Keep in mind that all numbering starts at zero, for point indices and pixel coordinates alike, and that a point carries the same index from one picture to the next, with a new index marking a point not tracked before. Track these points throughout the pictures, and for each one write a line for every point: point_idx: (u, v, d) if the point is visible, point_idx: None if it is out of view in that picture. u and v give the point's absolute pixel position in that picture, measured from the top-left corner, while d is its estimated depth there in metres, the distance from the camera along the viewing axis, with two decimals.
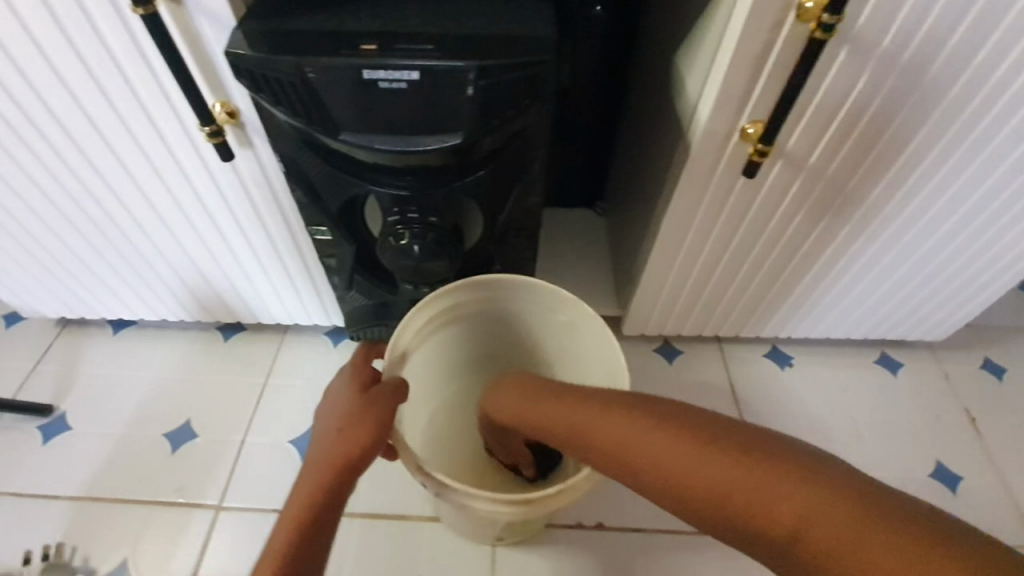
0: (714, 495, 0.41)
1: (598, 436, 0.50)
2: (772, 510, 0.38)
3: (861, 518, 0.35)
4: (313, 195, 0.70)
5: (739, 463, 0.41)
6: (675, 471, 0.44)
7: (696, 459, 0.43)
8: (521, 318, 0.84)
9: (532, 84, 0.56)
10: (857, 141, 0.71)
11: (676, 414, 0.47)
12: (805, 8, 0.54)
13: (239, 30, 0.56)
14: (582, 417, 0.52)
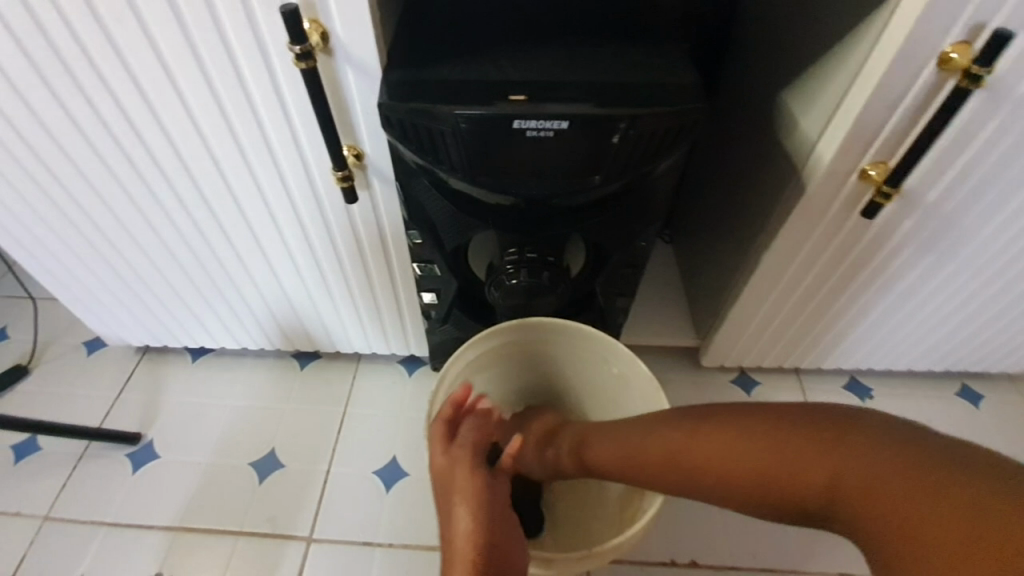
0: (797, 481, 0.45)
1: (702, 451, 0.51)
2: (839, 481, 0.42)
3: (909, 464, 0.40)
4: (431, 234, 0.71)
5: (808, 448, 0.45)
6: (796, 473, 0.45)
7: (816, 455, 0.44)
8: (571, 363, 0.83)
9: (675, 130, 0.57)
10: (976, 180, 0.69)
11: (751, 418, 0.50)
12: (951, 59, 0.56)
13: (385, 79, 0.58)
14: (678, 442, 0.53)
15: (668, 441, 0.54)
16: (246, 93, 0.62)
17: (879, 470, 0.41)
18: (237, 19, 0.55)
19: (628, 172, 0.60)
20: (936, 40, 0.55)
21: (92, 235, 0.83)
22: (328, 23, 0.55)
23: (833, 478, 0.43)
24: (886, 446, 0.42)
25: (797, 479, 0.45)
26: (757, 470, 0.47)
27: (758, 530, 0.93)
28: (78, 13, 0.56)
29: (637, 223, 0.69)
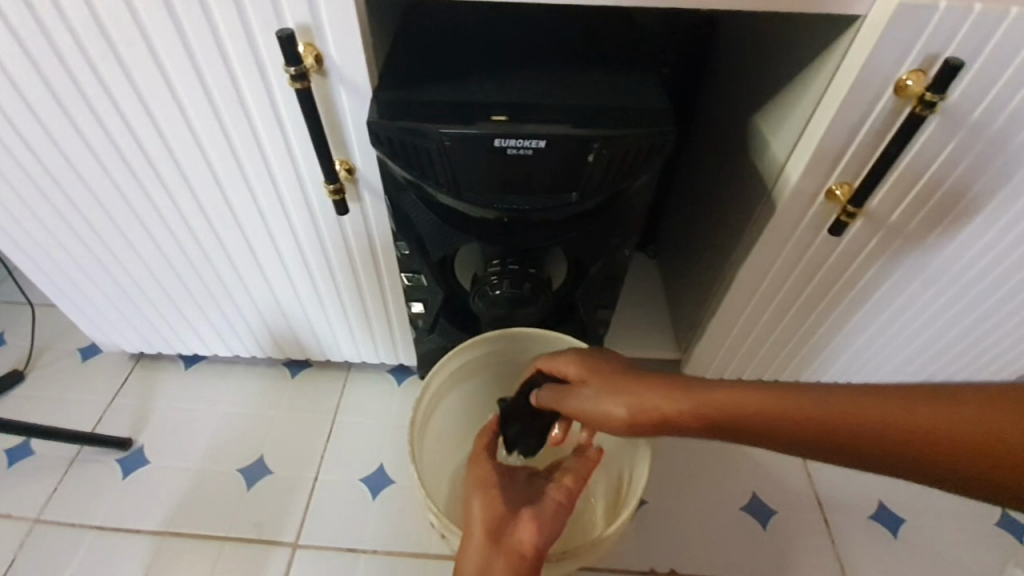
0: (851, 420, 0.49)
1: (748, 402, 0.51)
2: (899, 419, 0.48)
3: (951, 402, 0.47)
4: (418, 245, 0.74)
5: (859, 394, 0.50)
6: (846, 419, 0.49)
7: (869, 401, 0.49)
8: None
9: (648, 150, 0.61)
10: (938, 202, 0.73)
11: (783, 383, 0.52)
12: (907, 86, 0.60)
13: (375, 99, 0.61)
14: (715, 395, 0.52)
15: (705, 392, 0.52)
16: (245, 110, 0.66)
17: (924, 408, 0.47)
18: (237, 40, 0.59)
19: (604, 188, 0.64)
20: (891, 71, 0.59)
21: (93, 243, 0.85)
22: (323, 46, 0.59)
23: (885, 421, 0.48)
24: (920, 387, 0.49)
25: (845, 425, 0.49)
26: (804, 419, 0.49)
27: (736, 540, 0.95)
28: (88, 33, 0.59)
29: (615, 238, 0.73)
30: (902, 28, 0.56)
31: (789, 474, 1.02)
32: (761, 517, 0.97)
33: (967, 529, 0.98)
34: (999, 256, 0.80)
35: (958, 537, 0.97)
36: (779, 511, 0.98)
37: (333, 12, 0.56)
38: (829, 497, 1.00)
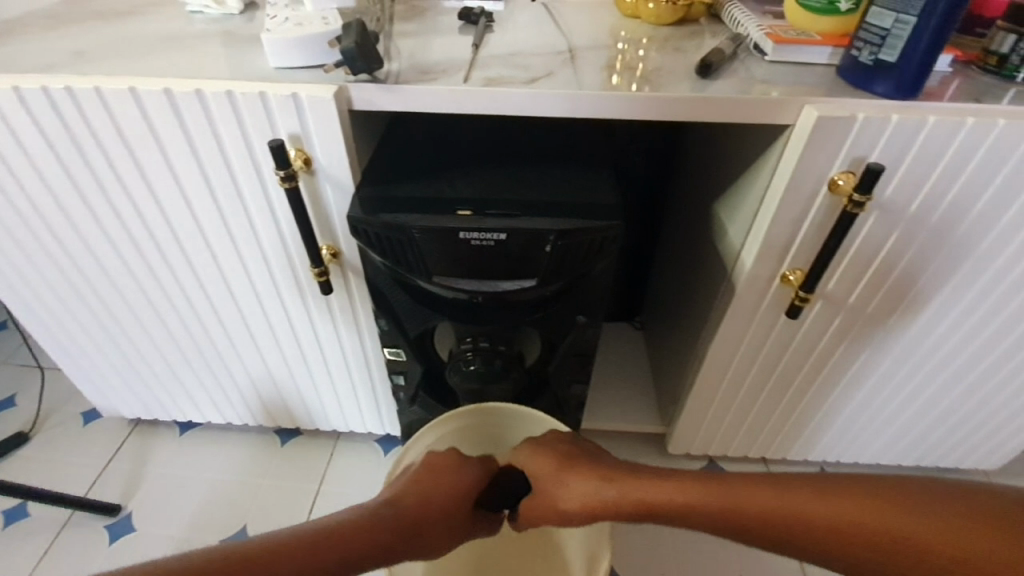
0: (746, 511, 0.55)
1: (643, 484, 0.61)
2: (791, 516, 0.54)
3: (890, 503, 0.51)
4: (396, 321, 0.79)
5: (772, 493, 0.55)
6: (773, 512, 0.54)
7: (776, 499, 0.55)
8: None
9: (601, 242, 0.66)
10: (893, 286, 0.76)
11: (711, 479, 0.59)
12: (838, 184, 0.65)
13: (356, 194, 0.69)
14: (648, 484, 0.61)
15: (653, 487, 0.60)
16: (243, 201, 0.73)
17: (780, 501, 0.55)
18: (237, 146, 0.67)
19: (564, 273, 0.68)
20: (824, 171, 0.65)
21: (100, 312, 0.91)
22: (311, 151, 0.67)
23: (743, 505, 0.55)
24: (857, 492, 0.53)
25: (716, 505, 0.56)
26: (719, 503, 0.56)
27: None
28: (109, 139, 0.68)
29: (581, 319, 0.77)
30: (826, 137, 0.62)
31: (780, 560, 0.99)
32: None
33: None
34: (968, 336, 0.82)
35: None
36: None
37: (320, 124, 0.64)
38: None
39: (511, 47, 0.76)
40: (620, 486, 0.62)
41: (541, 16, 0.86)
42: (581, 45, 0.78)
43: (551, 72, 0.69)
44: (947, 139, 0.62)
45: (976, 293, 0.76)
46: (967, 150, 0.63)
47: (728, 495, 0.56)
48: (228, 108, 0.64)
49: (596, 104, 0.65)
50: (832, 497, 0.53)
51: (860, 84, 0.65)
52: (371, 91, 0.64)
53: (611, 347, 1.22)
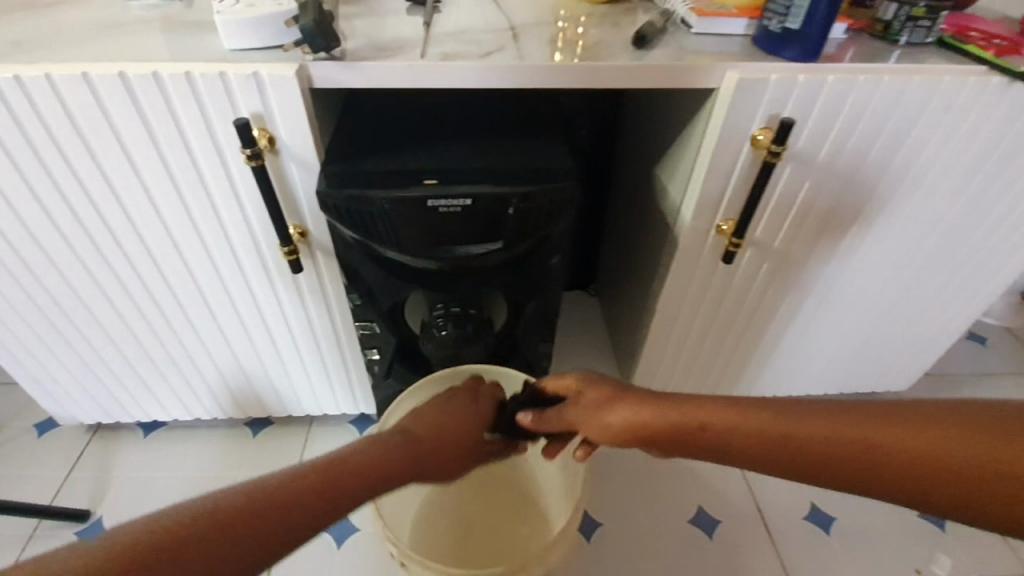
0: (747, 427, 0.49)
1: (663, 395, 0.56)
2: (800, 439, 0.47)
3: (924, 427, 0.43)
4: (368, 295, 0.82)
5: (799, 411, 0.48)
6: (784, 429, 0.47)
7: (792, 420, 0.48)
8: None
9: (558, 203, 0.72)
10: (808, 229, 0.87)
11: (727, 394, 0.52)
12: (758, 140, 0.73)
13: (323, 171, 0.71)
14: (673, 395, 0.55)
15: (655, 392, 0.57)
16: (206, 186, 0.74)
17: (803, 419, 0.47)
18: (198, 129, 0.68)
19: (527, 235, 0.74)
20: (746, 127, 0.73)
21: (52, 312, 0.88)
22: (274, 130, 0.69)
23: (746, 423, 0.49)
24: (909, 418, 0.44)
25: (711, 416, 0.51)
26: (725, 413, 0.51)
27: (686, 549, 1.01)
28: (61, 128, 0.67)
29: (543, 279, 0.83)
30: (746, 96, 0.70)
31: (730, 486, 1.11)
32: (708, 527, 1.04)
33: (894, 517, 1.08)
34: (871, 272, 0.95)
35: (882, 526, 1.07)
36: (724, 520, 1.06)
37: (282, 102, 0.66)
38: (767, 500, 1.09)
39: (459, 26, 0.80)
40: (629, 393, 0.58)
41: None
42: (525, 23, 0.83)
43: (501, 47, 0.74)
44: (844, 94, 0.71)
45: (874, 234, 0.89)
46: (861, 103, 0.73)
47: (740, 409, 0.50)
48: (189, 90, 0.65)
49: (544, 74, 0.71)
50: (870, 419, 0.45)
51: (772, 50, 0.74)
52: (332, 68, 0.67)
53: (569, 312, 1.30)
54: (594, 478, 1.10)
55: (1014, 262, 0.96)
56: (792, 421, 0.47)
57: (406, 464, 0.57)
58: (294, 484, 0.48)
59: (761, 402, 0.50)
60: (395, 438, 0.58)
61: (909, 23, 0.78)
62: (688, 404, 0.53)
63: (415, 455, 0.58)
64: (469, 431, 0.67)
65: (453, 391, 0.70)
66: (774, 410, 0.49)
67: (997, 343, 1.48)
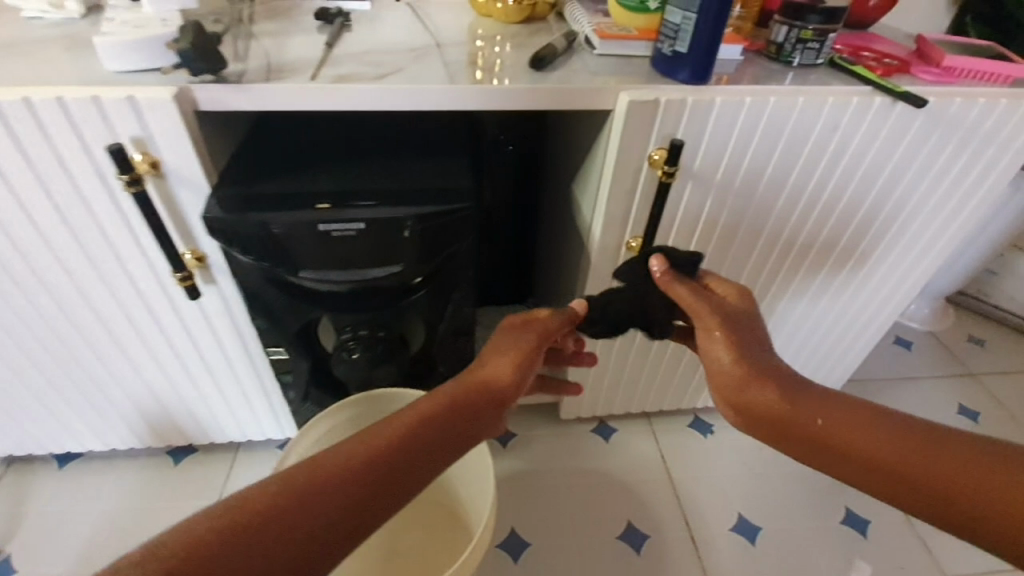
0: (779, 416, 0.57)
1: (727, 359, 0.60)
2: (835, 437, 0.55)
3: (937, 444, 0.52)
4: (272, 320, 0.80)
5: (840, 409, 0.56)
6: (823, 427, 0.55)
7: (833, 421, 0.55)
8: None
9: (457, 224, 0.72)
10: (717, 244, 0.88)
11: (774, 378, 0.59)
12: (653, 160, 0.75)
13: (213, 196, 0.69)
14: (739, 359, 0.59)
15: (739, 347, 0.60)
16: (92, 212, 0.71)
17: (839, 421, 0.55)
18: (77, 155, 0.66)
19: (428, 256, 0.73)
20: (643, 148, 0.75)
21: None
22: (157, 154, 0.66)
23: (784, 414, 0.57)
24: (936, 435, 0.52)
25: (757, 400, 0.58)
26: (784, 401, 0.57)
27: (612, 566, 1.03)
28: None
29: (455, 296, 0.83)
30: (637, 117, 0.71)
31: (660, 501, 1.13)
32: (636, 543, 1.06)
33: (816, 524, 1.12)
34: (782, 286, 0.97)
35: (805, 533, 1.10)
36: (652, 535, 1.08)
37: (163, 126, 0.64)
38: (696, 513, 1.12)
39: (363, 46, 0.80)
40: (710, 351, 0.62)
41: (409, 15, 0.91)
42: (450, 41, 0.84)
43: (398, 68, 0.73)
44: (734, 115, 0.73)
45: (782, 248, 0.91)
46: (751, 123, 0.74)
47: (779, 399, 0.57)
48: (62, 116, 0.62)
49: (439, 96, 0.70)
50: (891, 429, 0.54)
51: (667, 72, 0.75)
52: (216, 91, 0.66)
53: None
54: (526, 495, 1.13)
55: (918, 274, 0.99)
56: (800, 418, 0.56)
57: (371, 491, 0.47)
58: (212, 544, 0.41)
59: (801, 395, 0.58)
60: (368, 453, 0.48)
61: (799, 45, 0.79)
62: (762, 382, 0.58)
63: (390, 469, 0.48)
64: (483, 421, 0.56)
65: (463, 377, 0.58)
66: (810, 405, 0.57)
67: (923, 347, 1.54)
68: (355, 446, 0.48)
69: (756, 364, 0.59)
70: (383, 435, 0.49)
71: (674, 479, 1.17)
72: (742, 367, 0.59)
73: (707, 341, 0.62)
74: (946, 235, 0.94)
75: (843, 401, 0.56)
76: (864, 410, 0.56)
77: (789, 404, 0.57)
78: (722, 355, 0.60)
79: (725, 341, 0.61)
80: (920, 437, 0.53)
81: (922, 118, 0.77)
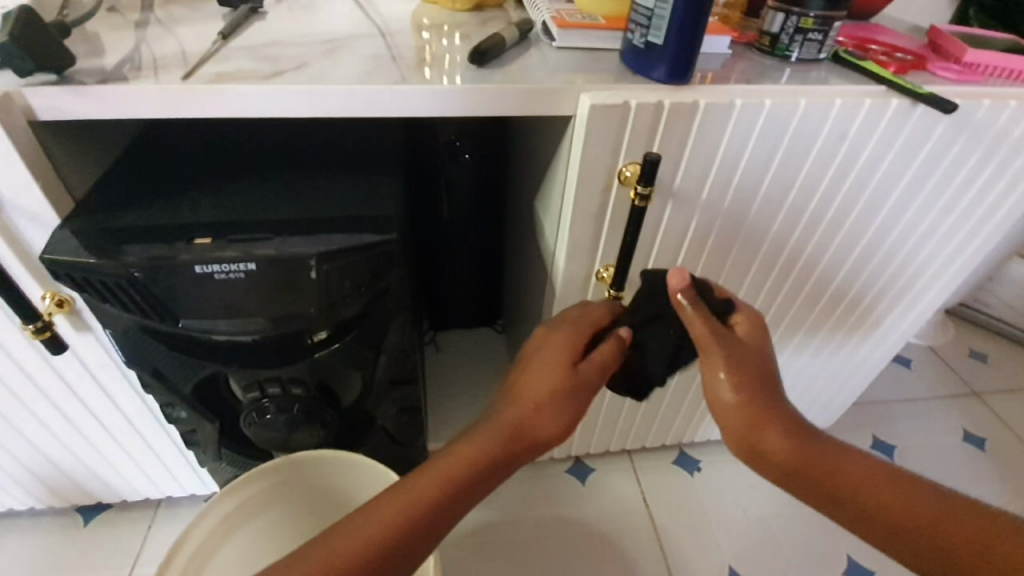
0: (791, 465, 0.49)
1: (743, 401, 0.50)
2: (841, 492, 0.49)
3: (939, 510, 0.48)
4: (161, 377, 0.65)
5: (846, 462, 0.50)
6: (830, 479, 0.49)
7: (842, 475, 0.49)
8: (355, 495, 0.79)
9: (380, 261, 0.57)
10: (704, 272, 0.75)
11: (791, 424, 0.50)
12: (625, 176, 0.61)
13: (62, 229, 0.54)
14: (756, 402, 0.50)
15: (759, 391, 0.50)
16: None
17: (846, 474, 0.49)
18: None
19: (345, 301, 0.58)
20: (610, 162, 0.61)
21: None
22: None
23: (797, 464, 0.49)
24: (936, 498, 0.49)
25: (769, 445, 0.49)
26: (798, 451, 0.49)
27: None
28: None
29: (390, 344, 0.67)
30: (600, 126, 0.58)
31: (643, 554, 1.00)
32: None
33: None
34: (777, 317, 0.84)
35: None
36: None
37: None
38: (683, 567, 0.99)
39: (269, 37, 0.65)
40: (720, 386, 0.51)
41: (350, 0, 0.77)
42: (399, 29, 0.70)
43: (304, 64, 0.59)
44: (722, 121, 0.60)
45: (778, 276, 0.77)
46: (743, 131, 0.61)
47: (795, 449, 0.49)
48: None
49: (353, 100, 0.56)
50: (894, 488, 0.49)
51: (640, 70, 0.61)
52: (56, 96, 0.51)
53: (472, 354, 1.18)
54: (490, 555, 0.98)
55: (929, 299, 0.86)
56: (812, 467, 0.49)
57: None
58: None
59: (812, 443, 0.50)
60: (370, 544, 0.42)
61: (797, 36, 0.66)
62: (779, 427, 0.50)
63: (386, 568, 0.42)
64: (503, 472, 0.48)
65: (503, 425, 0.47)
66: (821, 452, 0.50)
67: (923, 365, 1.43)
68: (363, 534, 0.43)
69: (772, 404, 0.50)
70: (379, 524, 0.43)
71: (658, 527, 1.03)
72: (758, 410, 0.50)
73: (717, 372, 0.51)
74: (964, 257, 0.81)
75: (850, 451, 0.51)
76: (866, 463, 0.51)
77: (803, 453, 0.49)
78: (734, 396, 0.50)
79: (741, 379, 0.50)
80: (921, 498, 0.48)
81: (945, 123, 0.65)
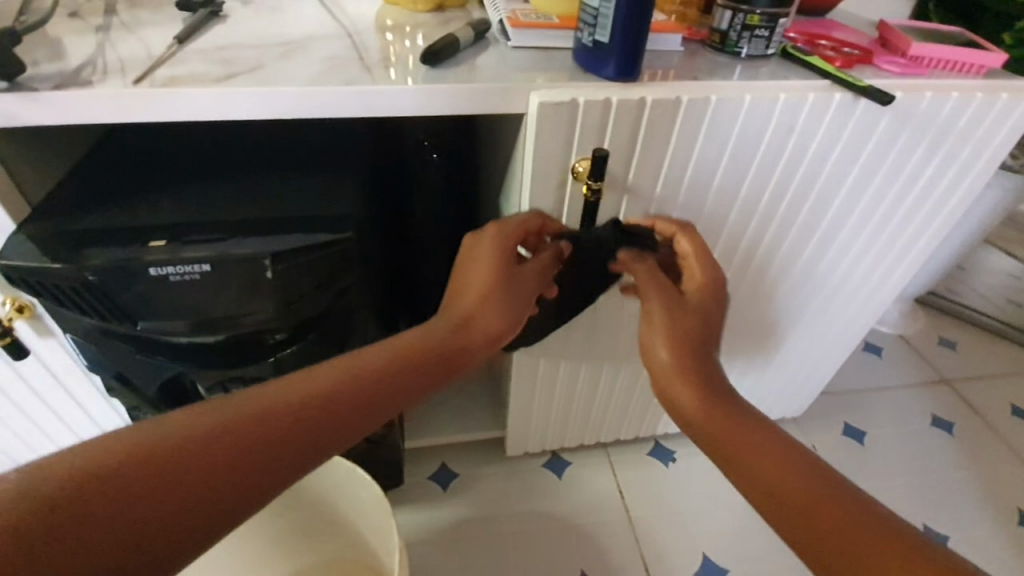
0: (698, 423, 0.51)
1: (661, 352, 0.55)
2: (743, 465, 0.48)
3: (854, 518, 0.42)
4: (124, 380, 0.65)
5: (765, 442, 0.48)
6: (732, 447, 0.49)
7: (758, 446, 0.48)
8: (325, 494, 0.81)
9: (336, 260, 0.58)
10: None
11: (711, 388, 0.53)
12: (578, 172, 0.63)
13: (16, 234, 0.54)
14: (674, 353, 0.54)
15: (678, 341, 0.55)
16: None
17: (763, 451, 0.48)
18: None
19: (304, 299, 0.59)
20: (563, 158, 0.62)
21: None
22: None
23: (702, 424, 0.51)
24: (862, 509, 0.42)
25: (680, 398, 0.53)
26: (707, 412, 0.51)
27: None
28: None
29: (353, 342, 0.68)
30: (550, 122, 0.59)
31: (616, 545, 1.01)
32: None
33: (786, 563, 1.01)
34: (739, 308, 0.86)
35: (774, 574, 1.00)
36: None
37: None
38: (655, 556, 1.00)
39: (228, 40, 0.65)
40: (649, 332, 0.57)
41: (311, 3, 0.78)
42: (363, 30, 0.71)
43: (257, 66, 0.59)
44: (671, 116, 0.61)
45: (737, 267, 0.79)
46: (692, 126, 0.62)
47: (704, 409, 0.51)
48: None
49: (307, 101, 0.56)
50: (807, 482, 0.45)
51: (589, 67, 0.62)
52: (5, 102, 0.51)
53: None
54: (466, 551, 1.00)
55: (887, 288, 0.88)
56: (717, 433, 0.50)
57: (300, 442, 0.43)
58: (123, 468, 0.36)
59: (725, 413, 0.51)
60: (310, 397, 0.45)
61: (745, 33, 0.67)
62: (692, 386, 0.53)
63: (312, 425, 0.44)
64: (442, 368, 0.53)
65: (446, 323, 0.54)
66: (736, 421, 0.50)
67: (894, 354, 1.46)
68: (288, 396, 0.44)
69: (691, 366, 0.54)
70: (327, 380, 0.46)
71: (632, 518, 1.05)
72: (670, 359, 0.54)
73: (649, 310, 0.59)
74: (919, 246, 0.83)
75: (780, 435, 0.49)
76: (795, 454, 0.47)
77: (716, 415, 0.51)
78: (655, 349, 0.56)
79: (665, 327, 0.56)
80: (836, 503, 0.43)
81: (889, 116, 0.67)
